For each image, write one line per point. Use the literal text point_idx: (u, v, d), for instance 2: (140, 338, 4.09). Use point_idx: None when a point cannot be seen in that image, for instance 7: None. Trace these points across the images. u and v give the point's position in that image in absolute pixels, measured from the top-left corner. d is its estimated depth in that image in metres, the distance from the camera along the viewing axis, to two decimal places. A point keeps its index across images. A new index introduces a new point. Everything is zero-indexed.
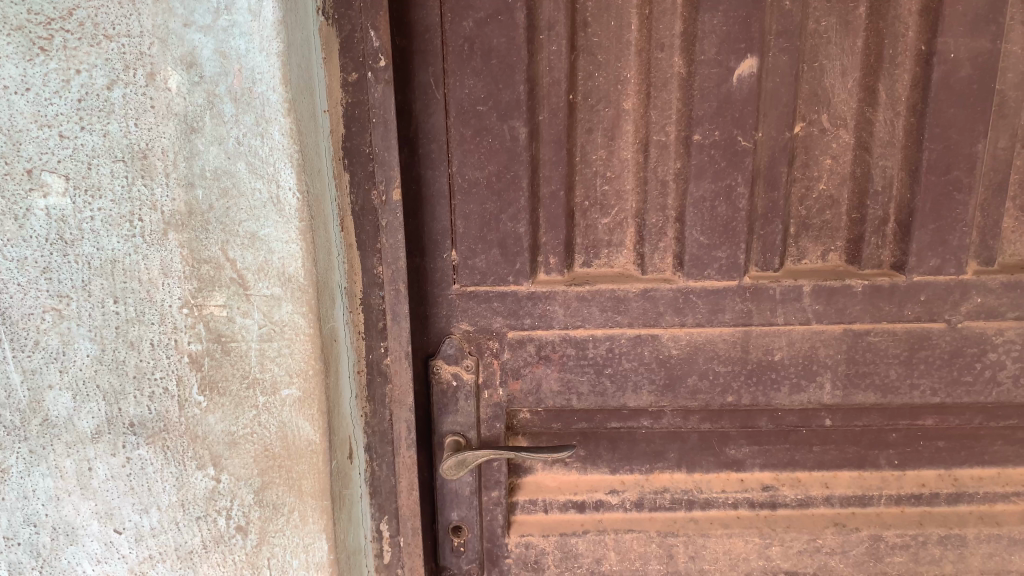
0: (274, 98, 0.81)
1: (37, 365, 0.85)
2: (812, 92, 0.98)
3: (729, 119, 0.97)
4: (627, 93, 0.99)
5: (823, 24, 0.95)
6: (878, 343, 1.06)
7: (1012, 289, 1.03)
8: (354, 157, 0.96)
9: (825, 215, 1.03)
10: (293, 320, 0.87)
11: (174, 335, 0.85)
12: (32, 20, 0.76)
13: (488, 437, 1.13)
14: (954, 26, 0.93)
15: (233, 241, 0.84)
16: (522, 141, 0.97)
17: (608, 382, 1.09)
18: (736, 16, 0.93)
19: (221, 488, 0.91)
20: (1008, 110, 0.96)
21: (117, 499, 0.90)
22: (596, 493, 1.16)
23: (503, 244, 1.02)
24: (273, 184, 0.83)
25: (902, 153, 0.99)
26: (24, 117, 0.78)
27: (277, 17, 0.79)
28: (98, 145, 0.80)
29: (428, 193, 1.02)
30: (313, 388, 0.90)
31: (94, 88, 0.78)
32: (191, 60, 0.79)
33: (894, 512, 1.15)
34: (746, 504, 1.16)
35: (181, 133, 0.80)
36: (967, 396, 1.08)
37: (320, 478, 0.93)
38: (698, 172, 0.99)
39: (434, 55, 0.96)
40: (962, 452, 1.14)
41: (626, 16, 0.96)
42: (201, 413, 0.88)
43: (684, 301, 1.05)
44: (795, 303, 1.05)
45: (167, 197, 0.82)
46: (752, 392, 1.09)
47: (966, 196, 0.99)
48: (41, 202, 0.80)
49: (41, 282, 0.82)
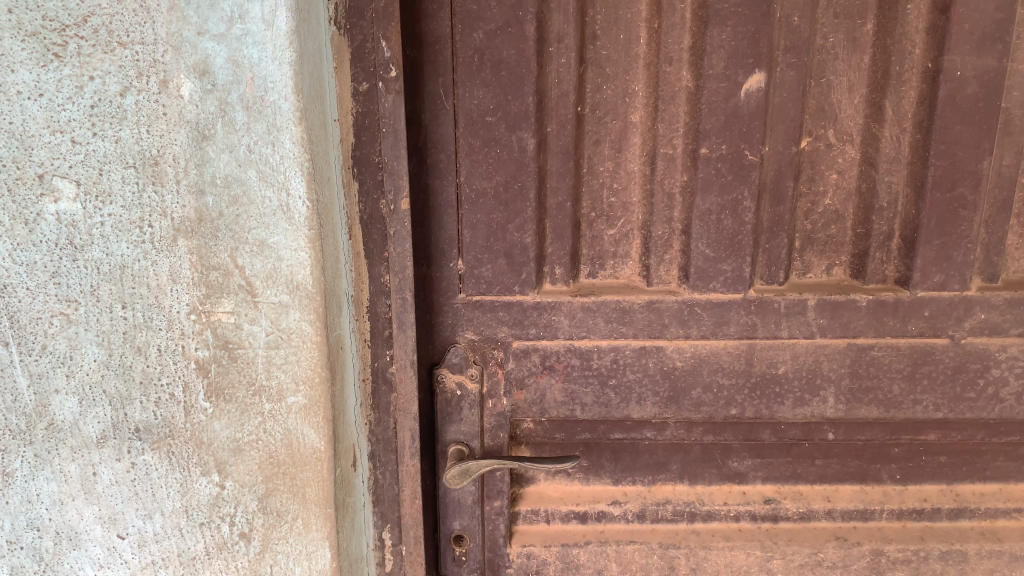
0: (286, 107, 0.81)
1: (43, 369, 0.85)
2: (818, 108, 0.99)
3: (737, 133, 0.97)
4: (634, 106, 1.00)
5: (831, 40, 0.96)
6: (881, 358, 1.06)
7: (1016, 306, 1.03)
8: (363, 166, 0.96)
9: (830, 229, 1.04)
10: (300, 328, 0.87)
11: (181, 341, 0.86)
12: (47, 26, 0.77)
13: (491, 446, 1.13)
14: (961, 44, 0.94)
15: (243, 248, 0.84)
16: (530, 152, 0.98)
17: (612, 393, 1.09)
18: (744, 31, 0.93)
19: (225, 494, 0.91)
20: (1014, 128, 0.97)
21: (121, 504, 0.90)
22: (599, 503, 1.16)
23: (509, 254, 1.03)
24: (283, 192, 0.83)
25: (908, 169, 1.00)
26: (37, 122, 0.79)
27: (291, 26, 0.80)
28: (109, 151, 0.80)
29: (435, 203, 1.02)
30: (319, 396, 0.90)
31: (107, 94, 0.79)
32: (205, 68, 0.79)
33: (896, 527, 1.15)
34: (748, 517, 1.16)
35: (193, 140, 0.81)
36: (970, 412, 1.09)
37: (323, 486, 0.93)
38: (705, 186, 0.99)
39: (444, 65, 0.97)
40: (964, 468, 1.14)
41: (635, 29, 0.96)
42: (207, 419, 0.88)
43: (689, 313, 1.05)
44: (800, 316, 1.05)
45: (178, 204, 0.82)
46: (755, 405, 1.10)
47: (971, 213, 1.00)
48: (51, 207, 0.81)
49: (50, 286, 0.83)
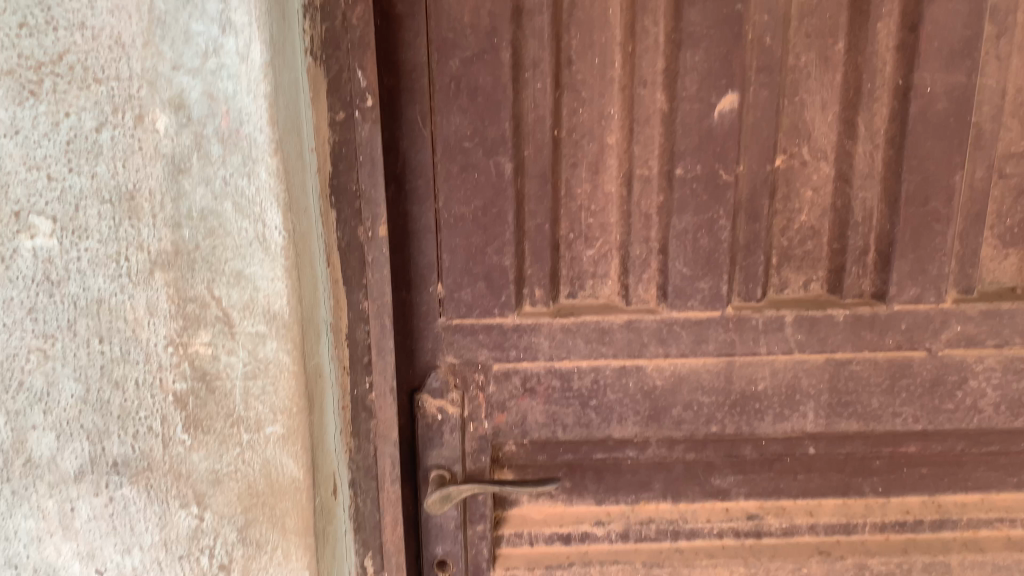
0: (261, 140, 0.81)
1: (20, 406, 0.84)
2: (793, 126, 0.99)
3: (711, 154, 0.98)
4: (611, 128, 0.99)
5: (803, 59, 0.96)
6: (860, 371, 1.07)
7: (991, 317, 1.04)
8: (341, 195, 0.96)
9: (807, 246, 1.04)
10: (278, 357, 0.87)
11: (159, 374, 0.86)
12: (23, 64, 0.76)
13: (472, 470, 1.12)
14: (930, 60, 0.95)
15: (219, 279, 0.84)
16: (508, 176, 0.99)
17: (593, 413, 1.09)
18: (717, 52, 0.95)
19: (205, 527, 0.91)
20: (985, 142, 0.98)
21: (100, 539, 0.89)
22: (582, 524, 1.16)
23: (488, 277, 1.03)
24: (259, 224, 0.83)
25: (882, 185, 1.01)
26: (13, 160, 0.78)
27: (266, 60, 0.80)
28: (85, 187, 0.80)
29: (414, 228, 1.02)
30: (296, 426, 0.90)
31: (83, 130, 0.79)
32: (179, 102, 0.80)
33: (878, 539, 1.15)
34: (732, 533, 1.16)
35: (169, 174, 0.81)
36: (948, 423, 1.10)
37: (303, 515, 0.94)
38: (681, 206, 1.00)
39: (421, 93, 0.97)
40: (945, 478, 1.15)
41: (610, 53, 0.96)
42: (186, 450, 0.88)
43: (667, 332, 1.06)
44: (778, 333, 1.06)
45: (154, 238, 0.82)
46: (736, 422, 1.10)
47: (945, 226, 1.01)
48: (28, 244, 0.80)
49: (28, 322, 0.82)
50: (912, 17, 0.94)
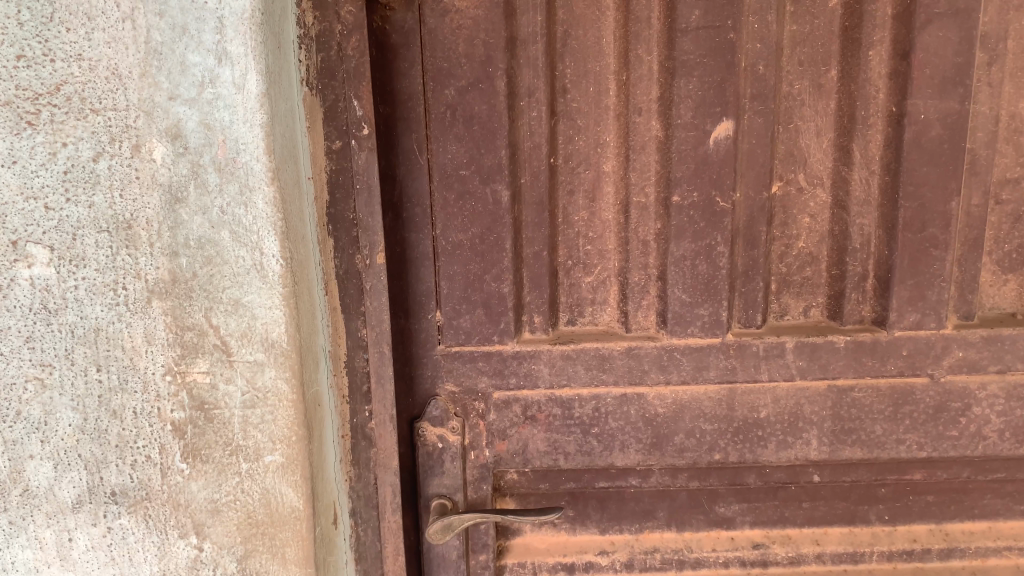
0: (258, 168, 0.82)
1: (17, 435, 0.84)
2: (787, 152, 1.01)
3: (707, 180, 0.98)
4: (606, 156, 1.01)
5: (796, 87, 0.98)
6: (862, 399, 1.06)
7: (992, 343, 1.04)
8: (338, 223, 0.97)
9: (806, 271, 1.05)
10: (275, 386, 0.87)
11: (157, 403, 0.85)
12: (20, 95, 0.78)
13: (474, 499, 1.12)
14: (923, 88, 0.96)
15: (217, 307, 0.84)
16: (505, 204, 0.99)
17: (595, 441, 1.08)
18: (711, 81, 0.95)
19: (204, 557, 0.90)
20: (979, 168, 0.99)
21: (98, 570, 0.89)
22: (586, 554, 1.15)
23: (487, 305, 1.03)
24: (257, 252, 0.84)
25: (879, 211, 1.01)
26: (10, 190, 0.79)
27: (261, 90, 0.81)
28: (82, 216, 0.81)
29: (412, 255, 1.03)
30: (296, 454, 0.89)
31: (80, 160, 0.80)
32: (177, 131, 0.80)
33: (886, 568, 1.14)
34: (737, 563, 1.14)
35: (166, 204, 0.82)
36: (954, 450, 1.08)
37: (304, 546, 0.92)
38: (679, 233, 1.00)
39: (417, 121, 0.98)
40: (952, 506, 1.14)
41: (604, 81, 0.98)
42: (184, 480, 0.88)
43: (668, 358, 1.05)
44: (779, 358, 1.05)
45: (151, 266, 0.82)
46: (739, 450, 1.09)
47: (943, 252, 1.01)
48: (26, 272, 0.81)
49: (25, 351, 0.82)
50: (903, 45, 0.95)
